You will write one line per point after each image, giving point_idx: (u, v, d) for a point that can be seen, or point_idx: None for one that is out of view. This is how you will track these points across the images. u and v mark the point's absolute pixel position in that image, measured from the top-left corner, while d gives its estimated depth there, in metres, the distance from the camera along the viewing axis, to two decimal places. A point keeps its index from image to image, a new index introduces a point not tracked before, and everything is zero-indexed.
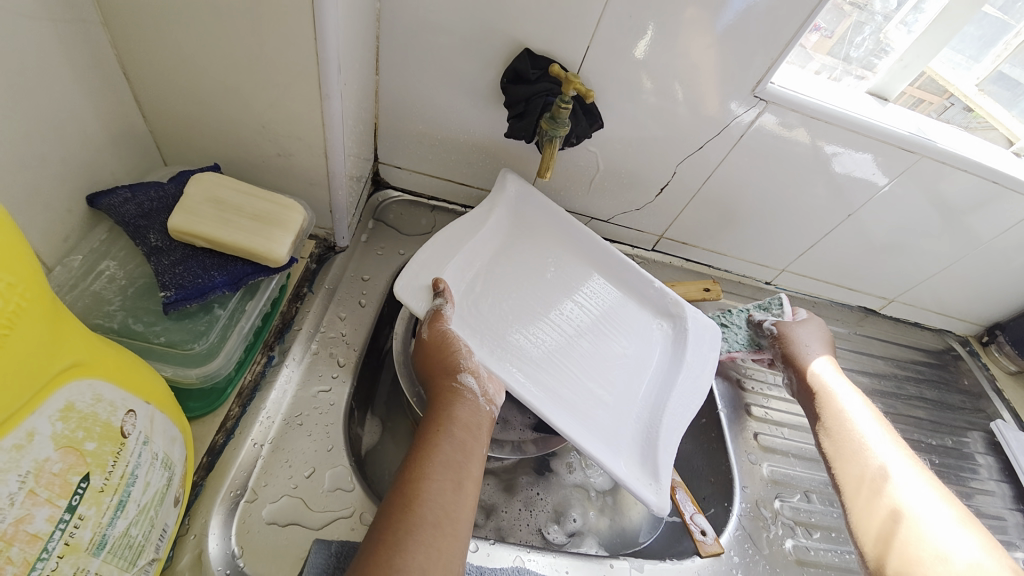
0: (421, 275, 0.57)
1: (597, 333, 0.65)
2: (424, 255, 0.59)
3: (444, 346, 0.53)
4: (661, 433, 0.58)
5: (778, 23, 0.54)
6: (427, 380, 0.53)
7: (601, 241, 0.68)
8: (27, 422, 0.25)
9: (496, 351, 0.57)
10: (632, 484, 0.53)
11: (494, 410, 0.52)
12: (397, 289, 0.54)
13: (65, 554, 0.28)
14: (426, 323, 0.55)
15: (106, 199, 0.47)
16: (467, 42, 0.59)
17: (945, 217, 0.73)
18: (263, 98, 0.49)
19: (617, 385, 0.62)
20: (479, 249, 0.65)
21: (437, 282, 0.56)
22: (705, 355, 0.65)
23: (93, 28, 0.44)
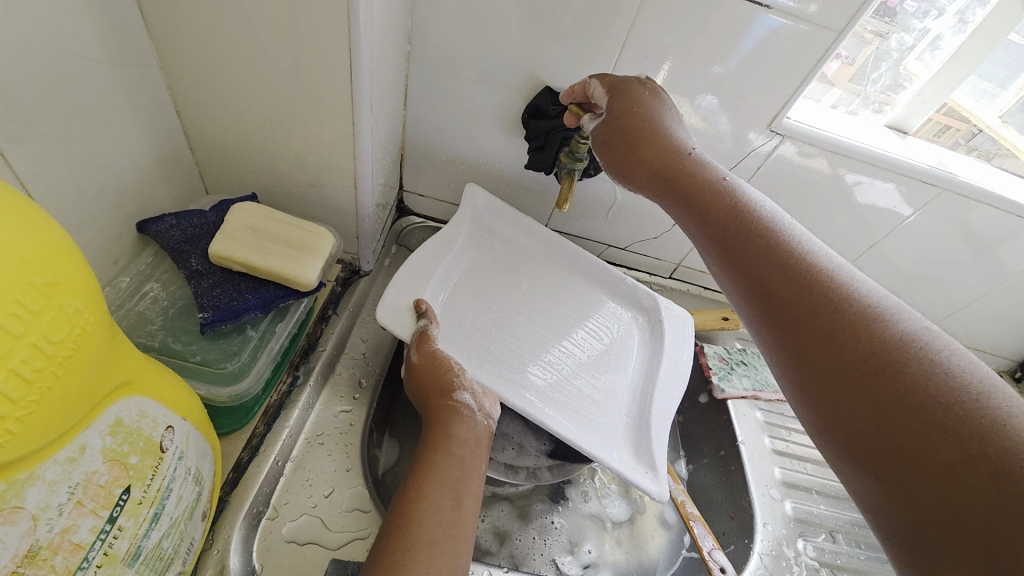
0: (402, 297, 0.57)
1: (590, 344, 0.66)
2: (404, 274, 0.59)
3: (435, 365, 0.53)
4: (653, 425, 0.59)
5: (792, 60, 0.56)
6: (420, 397, 0.53)
7: (613, 270, 0.72)
8: (80, 436, 0.27)
9: (490, 365, 0.58)
10: (636, 479, 0.53)
11: (491, 424, 0.52)
12: (380, 315, 0.54)
13: (104, 563, 0.30)
14: (414, 345, 0.54)
15: (155, 226, 0.51)
16: (491, 79, 0.62)
17: (971, 249, 0.72)
18: (301, 133, 0.52)
19: (612, 388, 0.62)
20: (463, 272, 0.66)
21: (418, 304, 0.56)
22: (681, 342, 0.68)
23: (153, 71, 0.48)
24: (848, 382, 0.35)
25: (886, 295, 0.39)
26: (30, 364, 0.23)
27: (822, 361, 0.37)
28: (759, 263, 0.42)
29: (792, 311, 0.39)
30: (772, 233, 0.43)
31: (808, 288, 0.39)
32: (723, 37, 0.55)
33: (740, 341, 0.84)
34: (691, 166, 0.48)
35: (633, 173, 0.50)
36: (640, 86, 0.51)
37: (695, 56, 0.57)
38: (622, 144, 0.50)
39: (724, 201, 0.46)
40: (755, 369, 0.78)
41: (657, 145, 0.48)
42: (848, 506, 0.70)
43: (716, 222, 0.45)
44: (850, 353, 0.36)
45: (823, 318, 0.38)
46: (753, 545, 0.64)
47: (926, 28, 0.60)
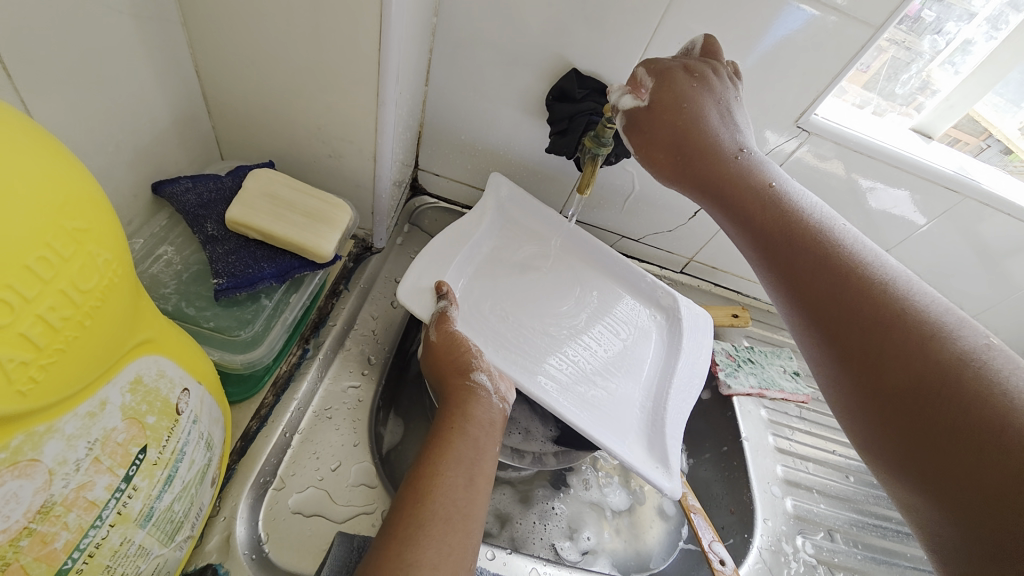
0: (423, 279, 0.58)
1: (605, 335, 0.66)
2: (427, 258, 0.59)
3: (452, 345, 0.53)
4: (667, 420, 0.58)
5: (826, 55, 0.55)
6: (436, 377, 0.53)
7: (629, 263, 0.71)
8: (100, 391, 0.27)
9: (506, 351, 0.58)
10: (646, 473, 0.53)
11: (506, 408, 0.52)
12: (400, 294, 0.55)
13: (117, 522, 0.29)
14: (433, 325, 0.54)
15: (170, 188, 0.50)
16: (517, 59, 0.61)
17: (987, 259, 0.71)
18: (322, 101, 0.51)
19: (626, 381, 0.62)
20: (478, 254, 0.65)
21: (438, 285, 0.56)
22: (698, 341, 0.68)
23: (173, 26, 0.47)
24: (902, 393, 0.36)
25: (943, 304, 0.38)
26: (57, 312, 0.22)
27: (875, 372, 0.37)
28: (810, 273, 0.42)
29: (844, 322, 0.39)
30: (823, 241, 0.43)
31: (862, 298, 0.39)
32: (755, 27, 0.54)
33: (747, 339, 0.84)
34: (735, 166, 0.46)
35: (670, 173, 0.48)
36: (684, 68, 0.47)
37: (726, 46, 0.56)
38: (666, 136, 0.47)
39: (772, 205, 0.45)
40: (761, 367, 0.78)
41: (701, 142, 0.46)
42: (847, 507, 0.70)
43: (764, 230, 0.45)
44: (903, 365, 0.36)
45: (877, 330, 0.38)
46: (753, 540, 0.64)
47: (956, 33, 0.59)
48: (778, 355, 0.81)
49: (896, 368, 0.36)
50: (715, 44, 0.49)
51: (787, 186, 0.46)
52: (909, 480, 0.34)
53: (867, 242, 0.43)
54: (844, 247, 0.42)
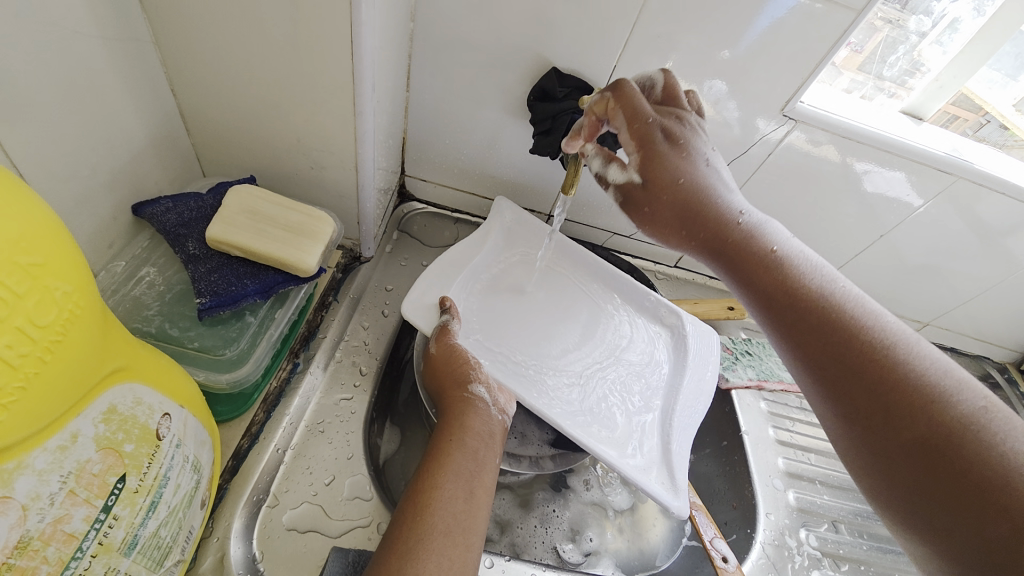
0: (428, 294, 0.59)
1: (613, 358, 0.65)
2: (428, 275, 0.60)
3: (451, 356, 0.53)
4: (673, 438, 0.58)
5: (809, 41, 0.54)
6: (436, 389, 0.53)
7: (625, 278, 0.71)
8: (71, 424, 0.27)
9: (514, 376, 0.57)
10: (657, 493, 0.52)
11: (506, 419, 0.52)
12: (405, 309, 0.56)
13: (99, 553, 0.29)
14: (434, 338, 0.55)
15: (149, 209, 0.50)
16: (496, 59, 0.60)
17: (983, 240, 0.70)
18: (299, 114, 0.51)
19: (634, 398, 0.61)
20: (481, 267, 0.66)
21: (442, 300, 0.57)
22: (704, 358, 0.67)
23: (145, 46, 0.46)
24: (911, 450, 0.36)
25: (943, 361, 0.39)
26: (15, 349, 0.22)
27: (884, 427, 0.37)
28: (816, 337, 0.42)
29: (852, 381, 0.40)
30: (827, 300, 0.43)
31: (867, 358, 0.40)
32: (735, 16, 0.53)
33: (745, 331, 0.83)
34: (738, 231, 0.47)
35: (671, 236, 0.50)
36: (665, 135, 0.48)
37: (707, 36, 0.55)
38: (670, 203, 0.48)
39: (776, 267, 0.46)
40: (759, 359, 0.79)
41: (705, 208, 0.48)
42: (852, 496, 0.70)
43: (770, 293, 0.45)
44: (913, 423, 0.36)
45: (884, 390, 0.38)
46: (756, 536, 0.63)
47: (945, 11, 0.58)
48: None
49: (901, 424, 0.37)
50: (674, 82, 0.52)
51: (789, 247, 0.47)
52: (927, 536, 0.34)
53: (867, 303, 0.44)
54: (845, 311, 0.42)
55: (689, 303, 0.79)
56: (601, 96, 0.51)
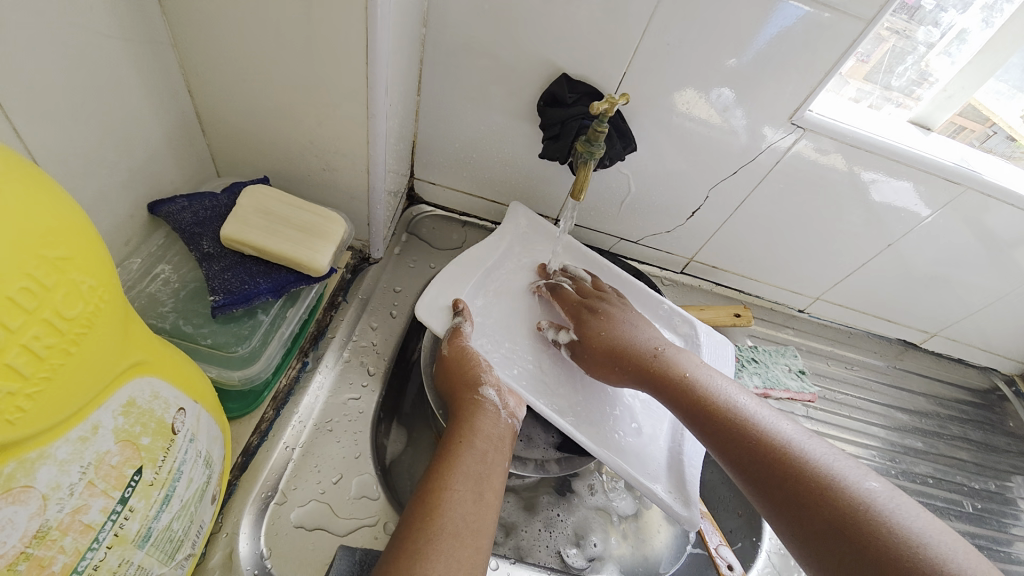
0: (439, 298, 0.59)
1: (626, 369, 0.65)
2: (441, 278, 0.61)
3: (463, 359, 0.54)
4: (685, 448, 0.57)
5: (818, 52, 0.54)
6: (447, 391, 0.53)
7: (639, 284, 0.71)
8: (92, 416, 0.27)
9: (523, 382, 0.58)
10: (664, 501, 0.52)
11: (516, 423, 0.52)
12: (417, 310, 0.56)
13: (114, 544, 0.29)
14: (446, 340, 0.56)
15: (166, 207, 0.50)
16: (507, 65, 0.61)
17: (990, 251, 0.70)
18: (313, 116, 0.52)
19: (645, 410, 0.61)
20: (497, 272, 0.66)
21: (455, 303, 0.58)
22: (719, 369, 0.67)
23: (165, 48, 0.47)
24: (831, 551, 0.39)
25: (834, 455, 0.45)
26: (41, 340, 0.23)
27: (803, 524, 0.42)
28: (734, 444, 0.48)
29: (769, 488, 0.44)
30: (738, 413, 0.50)
31: (777, 463, 0.45)
32: (744, 26, 0.54)
33: (751, 338, 0.83)
34: (655, 359, 0.56)
35: (604, 368, 0.58)
36: (591, 309, 0.62)
37: (716, 45, 0.56)
38: (600, 345, 0.58)
39: (692, 390, 0.52)
40: (765, 366, 0.79)
41: (620, 345, 0.58)
42: None
43: (693, 410, 0.51)
44: (824, 521, 0.41)
45: (794, 485, 0.43)
46: (762, 543, 0.64)
47: (953, 22, 0.59)
48: (783, 354, 0.82)
49: (815, 517, 0.41)
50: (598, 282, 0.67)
51: (701, 371, 0.55)
52: None
53: (769, 409, 0.51)
54: (754, 417, 0.49)
55: (695, 309, 0.79)
56: (545, 320, 0.64)
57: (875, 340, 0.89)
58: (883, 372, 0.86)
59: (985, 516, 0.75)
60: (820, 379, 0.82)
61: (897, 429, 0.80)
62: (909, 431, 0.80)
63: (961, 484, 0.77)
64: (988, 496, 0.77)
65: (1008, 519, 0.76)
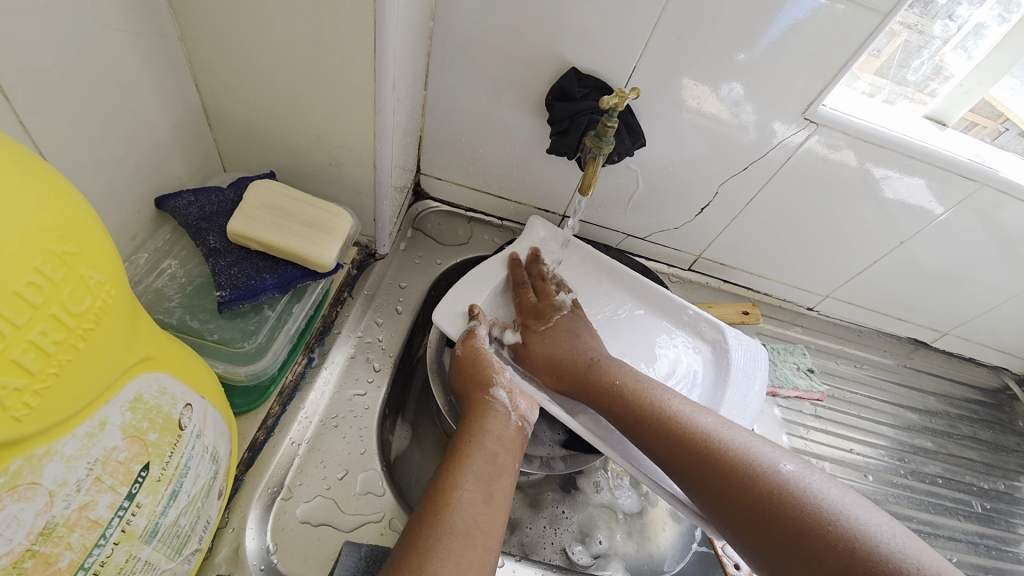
0: (456, 304, 0.60)
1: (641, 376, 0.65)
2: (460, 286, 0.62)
3: (477, 360, 0.54)
4: None
5: (832, 45, 0.53)
6: (460, 390, 0.53)
7: (660, 289, 0.69)
8: (100, 412, 0.27)
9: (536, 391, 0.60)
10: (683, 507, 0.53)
11: (527, 427, 0.52)
12: (435, 317, 0.57)
13: (122, 540, 0.29)
14: (460, 341, 0.56)
15: (172, 202, 0.50)
16: (515, 59, 0.60)
17: (1005, 249, 0.69)
18: (320, 111, 0.51)
19: None
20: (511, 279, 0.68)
21: (471, 309, 0.59)
22: (749, 372, 0.66)
23: (171, 41, 0.47)
24: (754, 530, 0.44)
25: (748, 439, 0.50)
26: (49, 336, 0.23)
27: (729, 509, 0.46)
28: (675, 448, 0.51)
29: (695, 476, 0.49)
30: (665, 410, 0.54)
31: (704, 456, 0.49)
32: (757, 18, 0.53)
33: (760, 336, 0.82)
34: (590, 368, 0.60)
35: (545, 377, 0.62)
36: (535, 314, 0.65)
37: (728, 38, 0.55)
38: (543, 360, 0.62)
39: (622, 394, 0.56)
40: (773, 365, 0.78)
41: (557, 356, 0.61)
42: None
43: (626, 414, 0.55)
44: (747, 503, 0.45)
45: (729, 482, 0.47)
46: None
47: (970, 16, 0.57)
48: (791, 352, 0.81)
49: (738, 501, 0.46)
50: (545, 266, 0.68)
51: (627, 375, 0.59)
52: None
53: (703, 412, 0.54)
54: (689, 421, 0.52)
55: (703, 306, 0.78)
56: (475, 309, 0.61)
57: (885, 338, 0.88)
58: (892, 371, 0.85)
59: (994, 517, 0.74)
60: (829, 378, 0.81)
61: (906, 428, 0.79)
62: (918, 430, 0.80)
63: (971, 484, 0.76)
64: (997, 496, 0.76)
65: (1018, 520, 0.75)
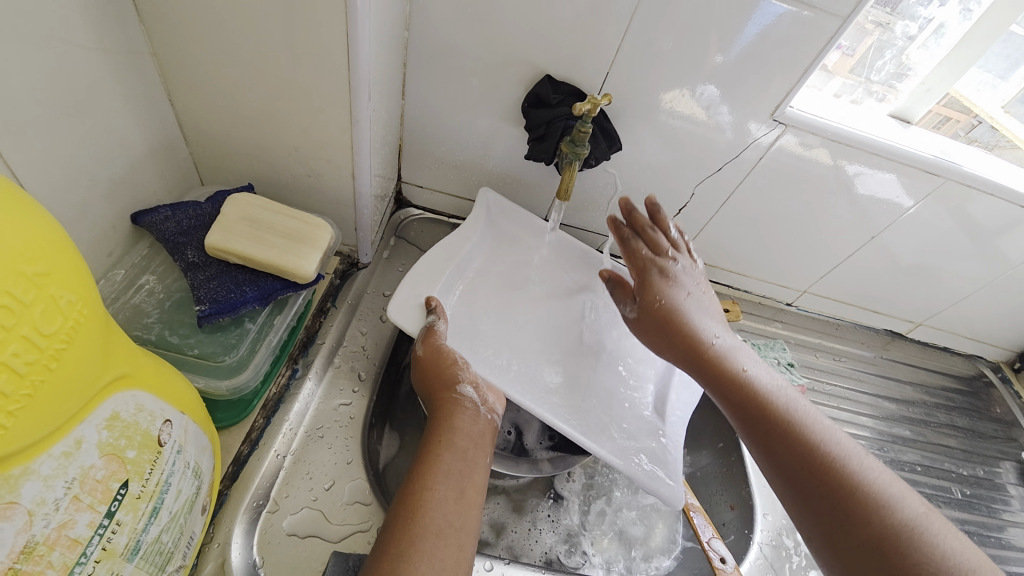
0: (412, 295, 0.59)
1: (597, 357, 0.65)
2: (414, 273, 0.61)
3: (440, 357, 0.53)
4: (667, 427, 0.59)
5: (797, 48, 0.55)
6: (424, 389, 0.53)
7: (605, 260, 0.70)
8: (75, 430, 0.27)
9: (505, 377, 0.58)
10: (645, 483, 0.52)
11: (496, 418, 0.52)
12: (391, 312, 0.56)
13: (103, 558, 0.29)
14: (421, 339, 0.55)
15: (149, 217, 0.50)
16: (490, 67, 0.61)
17: (971, 242, 0.72)
18: (296, 124, 0.52)
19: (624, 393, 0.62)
20: (469, 269, 0.67)
21: (427, 302, 0.58)
22: None
23: (144, 57, 0.47)
24: (871, 570, 0.37)
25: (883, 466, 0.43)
26: (22, 357, 0.23)
27: (844, 542, 0.39)
28: (734, 395, 0.49)
29: (748, 423, 0.47)
30: (790, 415, 0.46)
31: (824, 475, 0.42)
32: (723, 24, 0.54)
33: (740, 332, 0.84)
34: (713, 351, 0.51)
35: (658, 342, 0.54)
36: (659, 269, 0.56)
37: (697, 43, 0.56)
38: (667, 328, 0.53)
39: (752, 393, 0.48)
40: None
41: (681, 325, 0.52)
42: None
43: (758, 413, 0.47)
44: (797, 465, 0.43)
45: (792, 452, 0.44)
46: (753, 535, 0.64)
47: (932, 15, 0.59)
48: (771, 348, 0.82)
49: (856, 536, 0.38)
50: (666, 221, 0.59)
51: (759, 371, 0.50)
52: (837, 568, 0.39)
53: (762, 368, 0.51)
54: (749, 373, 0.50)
55: None
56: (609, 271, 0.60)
57: (862, 331, 0.90)
58: (870, 363, 0.87)
59: (974, 502, 0.76)
60: (809, 371, 0.83)
61: (886, 419, 0.81)
62: (898, 420, 0.82)
63: (950, 471, 0.78)
64: (977, 483, 0.78)
65: (998, 505, 0.77)
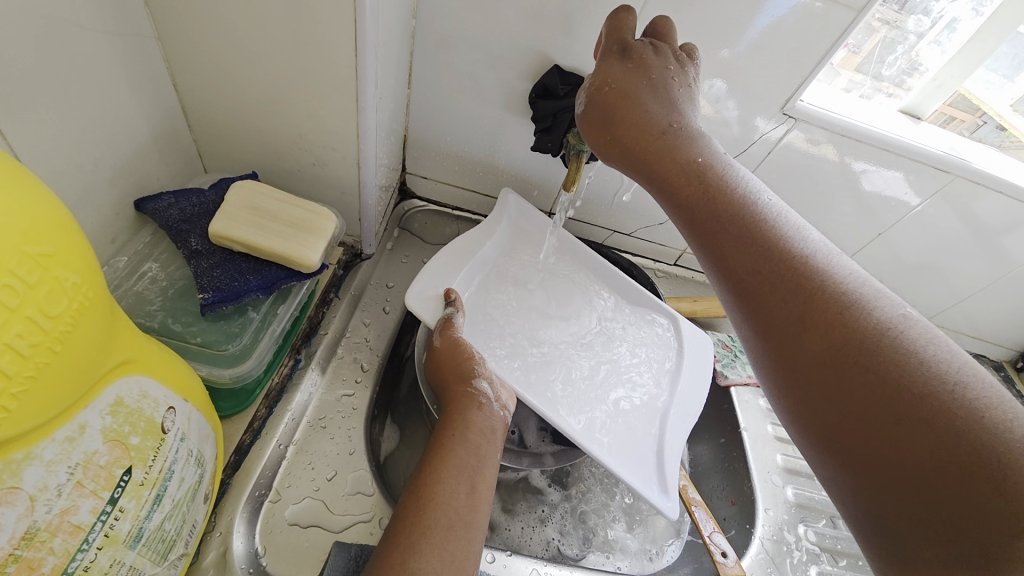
0: (431, 287, 0.59)
1: (603, 356, 0.64)
2: (435, 266, 0.61)
3: (456, 351, 0.53)
4: (668, 434, 0.59)
5: (809, 39, 0.54)
6: (439, 383, 0.53)
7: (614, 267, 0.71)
8: (79, 415, 0.27)
9: (516, 374, 0.58)
10: (644, 492, 0.53)
11: (507, 415, 0.52)
12: (410, 300, 0.57)
13: (105, 545, 0.29)
14: (438, 331, 0.55)
15: (152, 204, 0.50)
16: (496, 57, 0.60)
17: (980, 240, 0.71)
18: (301, 111, 0.51)
19: (629, 393, 0.62)
20: (482, 264, 0.66)
21: (447, 293, 0.58)
22: (697, 356, 0.68)
23: (148, 42, 0.46)
24: (839, 385, 0.35)
25: (862, 275, 0.38)
26: (25, 339, 0.22)
27: (820, 368, 0.36)
28: (695, 195, 0.42)
29: (706, 225, 0.42)
30: (765, 230, 0.40)
31: (800, 294, 0.37)
32: (734, 15, 0.53)
33: None
34: (670, 141, 0.44)
35: (606, 146, 0.46)
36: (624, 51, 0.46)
37: (707, 33, 0.55)
38: (622, 135, 0.45)
39: (712, 193, 0.42)
40: None
41: (634, 117, 0.44)
42: None
43: (710, 206, 0.42)
44: (764, 277, 0.39)
45: (766, 267, 0.39)
46: (755, 531, 0.64)
47: (944, 11, 0.58)
48: None
49: (833, 359, 0.35)
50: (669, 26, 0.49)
51: (723, 164, 0.44)
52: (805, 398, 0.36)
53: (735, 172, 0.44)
54: (717, 173, 0.43)
55: (688, 301, 0.79)
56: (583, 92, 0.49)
57: None
58: None
59: None
60: None
61: None
62: None
63: None
64: None
65: None
